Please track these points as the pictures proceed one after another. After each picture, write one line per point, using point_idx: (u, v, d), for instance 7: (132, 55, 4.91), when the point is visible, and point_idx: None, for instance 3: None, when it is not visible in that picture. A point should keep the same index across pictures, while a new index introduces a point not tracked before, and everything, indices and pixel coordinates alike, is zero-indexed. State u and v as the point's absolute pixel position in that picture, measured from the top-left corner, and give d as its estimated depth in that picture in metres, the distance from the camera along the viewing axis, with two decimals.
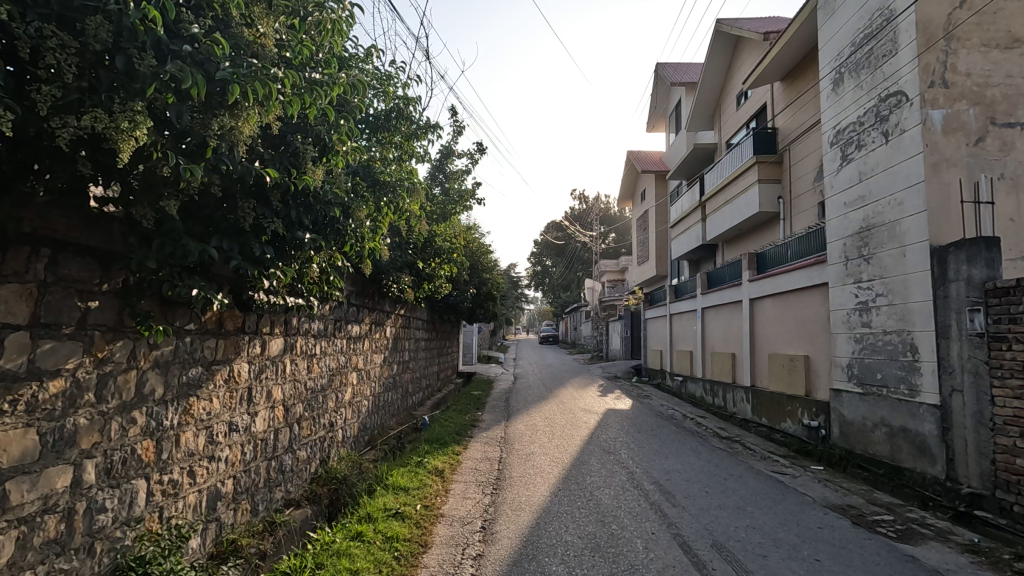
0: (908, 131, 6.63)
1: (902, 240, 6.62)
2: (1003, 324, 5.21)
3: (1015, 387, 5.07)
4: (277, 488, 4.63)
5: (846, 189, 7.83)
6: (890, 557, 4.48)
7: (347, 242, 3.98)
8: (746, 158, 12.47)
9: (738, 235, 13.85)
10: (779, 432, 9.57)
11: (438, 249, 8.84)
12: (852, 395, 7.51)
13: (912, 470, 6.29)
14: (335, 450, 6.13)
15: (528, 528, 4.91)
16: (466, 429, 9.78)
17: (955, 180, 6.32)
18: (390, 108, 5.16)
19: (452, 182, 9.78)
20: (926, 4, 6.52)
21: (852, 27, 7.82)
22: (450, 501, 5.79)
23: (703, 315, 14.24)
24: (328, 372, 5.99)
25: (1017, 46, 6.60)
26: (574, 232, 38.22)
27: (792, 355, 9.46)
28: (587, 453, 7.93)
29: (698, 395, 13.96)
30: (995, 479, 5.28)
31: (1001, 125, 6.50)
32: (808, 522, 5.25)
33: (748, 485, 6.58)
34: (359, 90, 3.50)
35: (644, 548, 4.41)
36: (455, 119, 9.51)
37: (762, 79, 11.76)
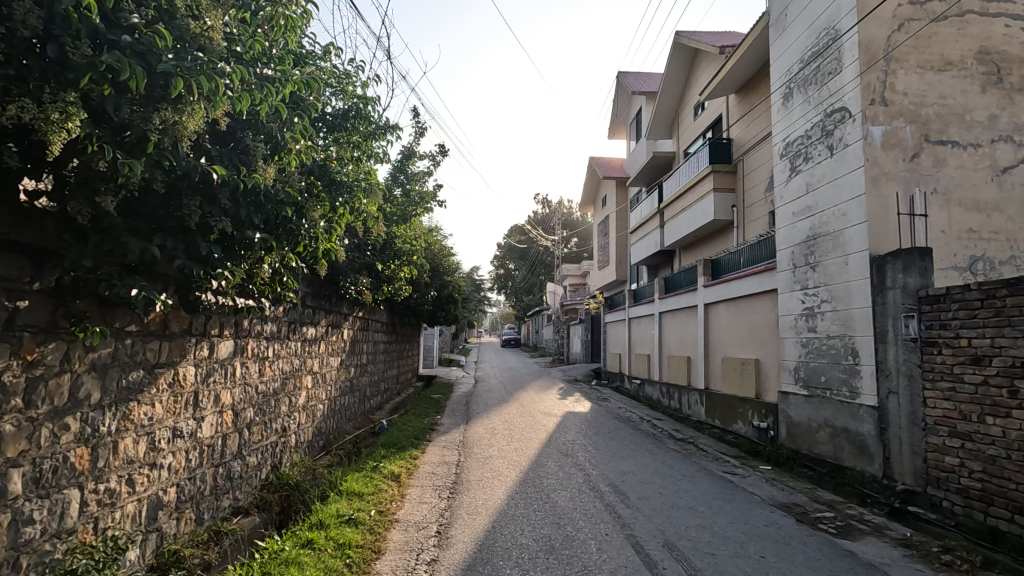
0: (851, 146, 6.98)
1: (846, 249, 6.94)
2: (935, 330, 5.55)
3: (944, 390, 5.40)
4: (224, 496, 4.47)
5: (793, 200, 8.18)
6: (831, 552, 4.67)
7: (300, 242, 3.90)
8: (702, 166, 12.82)
9: (696, 242, 14.24)
10: (730, 433, 9.89)
11: (397, 251, 8.80)
12: (799, 398, 7.82)
13: (853, 469, 6.59)
14: (287, 456, 5.98)
15: (484, 532, 4.90)
16: (424, 432, 9.70)
17: (892, 193, 6.69)
18: (347, 107, 5.08)
19: (413, 183, 9.67)
20: (868, 25, 6.89)
21: (801, 45, 8.19)
22: (406, 506, 5.70)
23: (661, 320, 14.55)
24: (281, 376, 5.84)
25: (950, 68, 7.01)
26: (537, 235, 38.52)
27: (744, 359, 9.79)
28: (545, 455, 7.98)
29: (655, 398, 14.26)
30: (926, 476, 5.58)
31: (935, 142, 6.88)
32: (755, 520, 5.43)
33: (700, 485, 6.76)
34: (313, 87, 3.43)
35: (597, 549, 4.46)
36: (417, 121, 9.44)
37: (717, 91, 12.14)
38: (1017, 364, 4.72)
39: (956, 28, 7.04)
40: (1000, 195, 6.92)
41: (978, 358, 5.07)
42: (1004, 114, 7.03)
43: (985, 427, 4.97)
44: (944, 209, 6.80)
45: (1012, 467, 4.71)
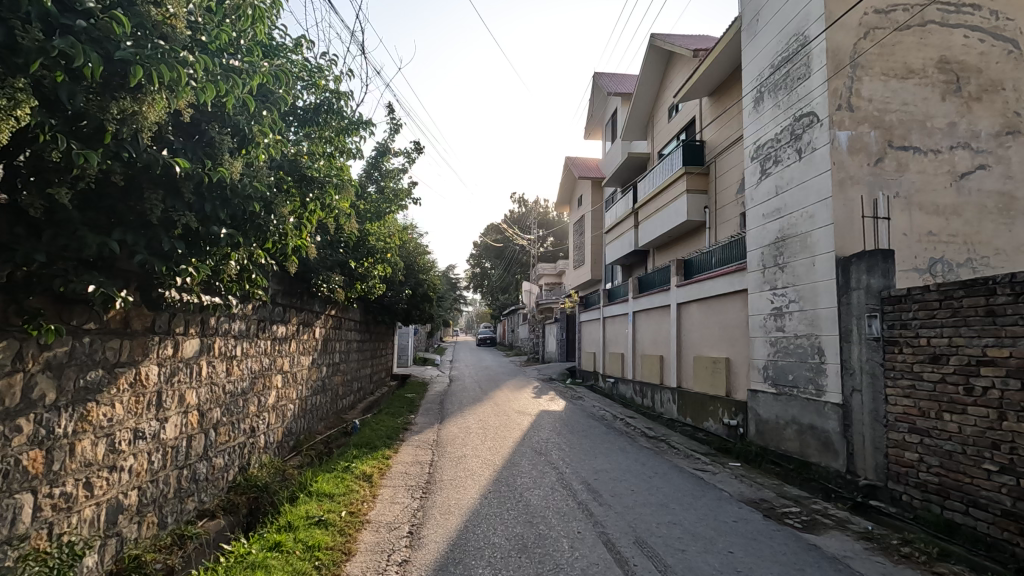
0: (818, 149, 7.15)
1: (813, 250, 7.11)
2: (897, 330, 5.73)
3: (905, 387, 5.58)
4: (189, 498, 4.35)
5: (763, 202, 8.35)
6: (796, 547, 4.78)
7: (268, 238, 3.81)
8: (676, 168, 12.99)
9: (669, 242, 14.43)
10: (701, 431, 10.06)
11: (370, 249, 8.69)
12: (768, 396, 7.99)
13: (819, 465, 6.76)
14: (255, 457, 5.85)
15: (456, 531, 4.88)
16: (398, 432, 9.60)
17: (857, 197, 6.88)
18: (319, 102, 5.00)
19: (388, 181, 9.55)
20: (835, 33, 7.07)
21: (771, 50, 8.36)
22: (378, 507, 5.63)
23: (635, 319, 14.70)
24: (249, 375, 5.71)
25: (912, 76, 7.24)
26: (513, 234, 38.54)
27: (715, 358, 9.95)
28: (519, 454, 7.98)
29: (628, 397, 14.41)
30: (887, 471, 5.76)
31: (898, 148, 7.09)
32: (724, 516, 5.52)
33: (671, 482, 6.85)
34: (283, 80, 3.36)
35: (569, 547, 4.48)
36: (392, 118, 9.35)
37: (690, 94, 12.31)
38: (972, 362, 4.89)
39: (918, 38, 7.28)
40: (959, 199, 7.17)
41: (936, 357, 5.25)
42: (963, 122, 7.28)
43: (942, 423, 5.14)
44: (906, 212, 7.02)
45: (967, 461, 4.88)
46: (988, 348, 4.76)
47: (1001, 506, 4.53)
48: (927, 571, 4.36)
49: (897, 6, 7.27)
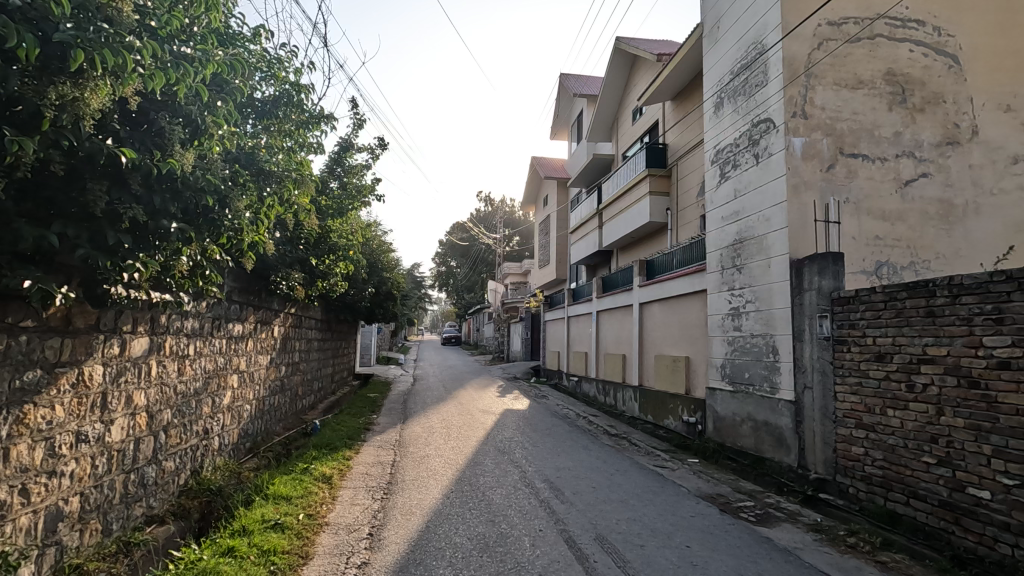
0: (774, 155, 7.38)
1: (769, 252, 7.35)
2: (845, 330, 5.98)
3: (852, 384, 5.83)
4: (136, 504, 4.16)
5: (722, 205, 8.57)
6: (749, 539, 4.93)
7: (222, 233, 3.69)
8: (639, 170, 13.20)
9: (632, 243, 14.66)
10: (662, 428, 10.27)
11: (332, 246, 8.51)
12: (725, 394, 8.22)
13: (772, 460, 7.00)
14: (209, 459, 5.66)
15: (417, 532, 4.83)
16: (359, 432, 9.45)
17: (810, 201, 7.14)
18: (278, 93, 4.86)
19: (351, 177, 9.31)
20: (792, 42, 7.32)
21: (731, 57, 8.59)
22: (337, 509, 5.53)
23: (598, 318, 14.88)
24: (203, 375, 5.52)
25: (862, 86, 7.57)
26: (479, 232, 38.46)
27: (675, 356, 10.17)
28: (482, 453, 7.97)
29: (591, 395, 14.59)
30: (835, 464, 6.00)
31: (848, 155, 7.38)
32: (682, 511, 5.65)
33: (631, 479, 6.97)
34: (238, 69, 3.25)
35: (530, 545, 4.49)
36: (356, 112, 9.19)
37: (654, 98, 12.53)
38: (914, 360, 5.15)
39: (868, 50, 7.62)
40: (903, 205, 7.52)
41: (881, 355, 5.50)
42: (908, 131, 7.65)
43: (886, 419, 5.39)
44: (855, 217, 7.32)
45: (908, 455, 5.13)
46: (928, 346, 5.02)
47: (939, 496, 4.78)
48: (871, 560, 4.56)
49: (849, 19, 7.59)
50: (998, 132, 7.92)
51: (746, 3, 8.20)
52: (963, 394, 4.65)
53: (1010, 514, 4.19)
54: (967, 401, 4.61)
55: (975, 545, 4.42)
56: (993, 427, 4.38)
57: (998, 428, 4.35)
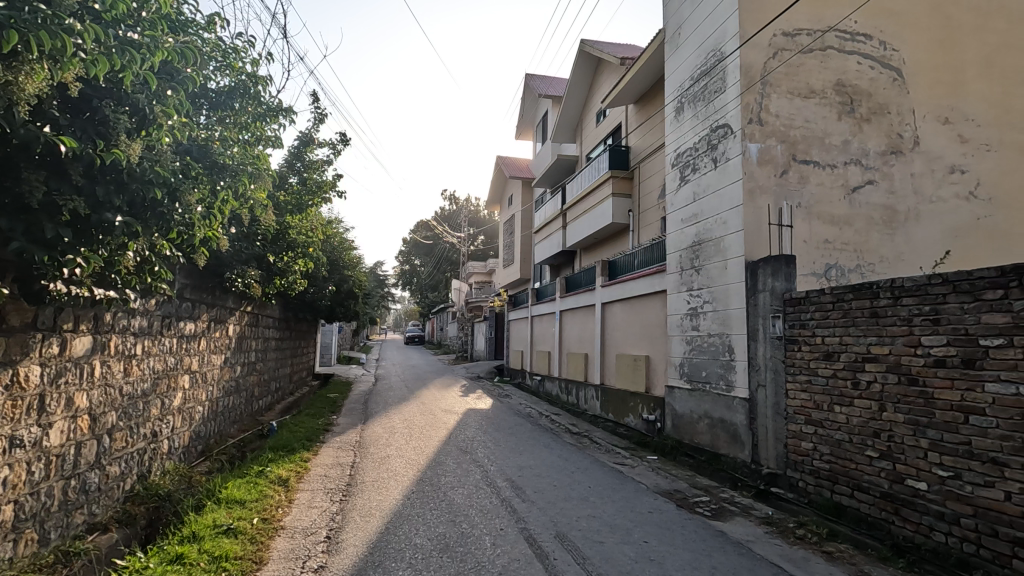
0: (731, 159, 7.60)
1: (725, 254, 7.56)
2: (796, 329, 6.21)
3: (802, 382, 6.06)
4: (78, 511, 3.97)
5: (682, 207, 8.78)
6: (705, 533, 5.06)
7: (172, 228, 3.56)
8: (603, 172, 13.37)
9: (595, 243, 14.83)
10: (622, 426, 10.44)
11: (290, 243, 8.29)
12: (683, 392, 8.41)
13: (727, 456, 7.20)
14: (158, 463, 5.43)
15: (376, 534, 4.76)
16: (318, 433, 9.25)
17: (765, 205, 7.38)
18: (234, 84, 4.71)
19: (311, 172, 9.14)
20: (748, 51, 7.56)
21: (691, 63, 8.81)
22: (293, 512, 5.39)
23: (561, 318, 15.00)
24: (152, 376, 5.29)
25: (814, 96, 7.88)
26: (443, 231, 38.25)
27: (636, 355, 10.35)
28: (444, 453, 7.91)
29: (554, 394, 14.70)
30: (786, 459, 6.23)
31: (801, 162, 7.66)
32: (641, 508, 5.76)
33: (592, 476, 7.06)
34: (191, 57, 3.13)
35: (491, 544, 4.49)
36: (316, 107, 9.00)
37: (617, 101, 12.71)
38: (859, 359, 5.39)
39: (820, 61, 7.94)
40: (850, 211, 7.86)
41: (829, 354, 5.74)
42: (855, 140, 8.00)
43: (833, 415, 5.63)
44: (807, 221, 7.60)
45: (853, 449, 5.37)
46: (872, 346, 5.27)
47: (881, 488, 5.01)
48: (817, 550, 4.75)
49: (802, 30, 7.89)
50: (938, 142, 8.37)
51: (706, 11, 8.42)
52: (903, 391, 4.89)
53: (944, 504, 4.44)
54: (907, 397, 4.86)
55: (912, 533, 4.67)
56: (929, 422, 4.63)
57: (933, 422, 4.60)
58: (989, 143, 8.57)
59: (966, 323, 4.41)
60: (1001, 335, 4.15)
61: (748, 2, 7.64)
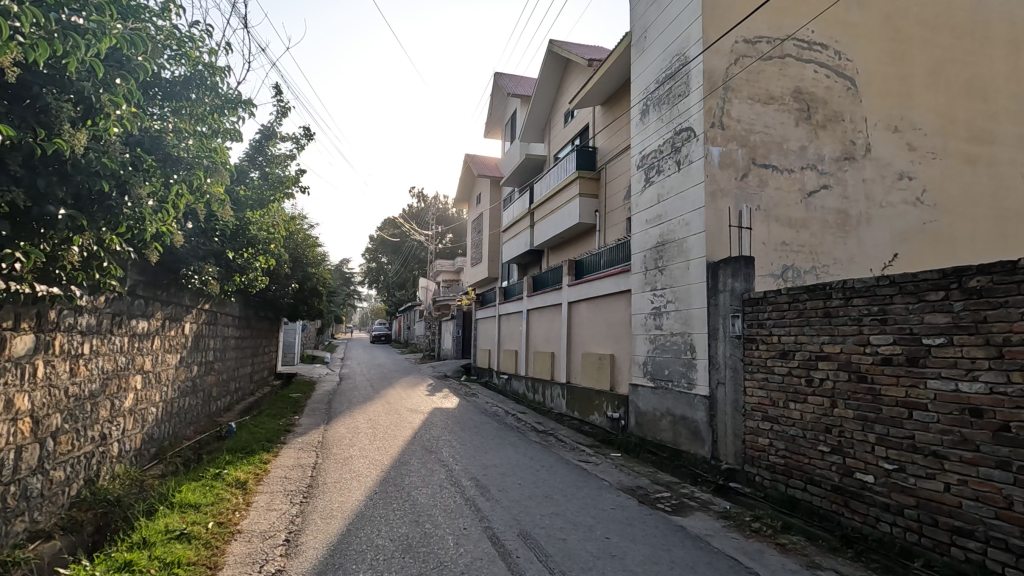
0: (694, 162, 7.77)
1: (687, 255, 7.73)
2: (754, 329, 6.40)
3: (759, 379, 6.25)
4: (17, 519, 3.76)
5: (646, 208, 8.92)
6: (665, 528, 5.17)
7: (122, 222, 3.45)
8: (570, 172, 13.48)
9: (563, 243, 14.94)
10: (587, 424, 10.56)
11: (251, 239, 8.08)
12: (646, 390, 8.56)
13: (688, 452, 7.37)
14: (107, 467, 5.22)
15: (337, 536, 4.68)
16: (279, 434, 9.05)
17: (726, 208, 7.58)
18: (190, 74, 4.57)
19: (274, 167, 8.97)
20: (711, 56, 7.73)
21: (656, 67, 8.96)
22: (251, 515, 5.25)
23: (528, 317, 15.06)
24: (101, 376, 5.08)
25: (773, 102, 8.12)
26: (411, 229, 37.93)
27: (601, 354, 10.48)
28: (409, 453, 7.85)
29: (521, 393, 14.77)
30: (744, 455, 6.41)
31: (760, 166, 7.88)
32: (603, 504, 5.83)
33: (556, 474, 7.11)
34: (142, 45, 3.03)
35: (454, 544, 4.47)
36: (279, 100, 8.81)
37: (584, 102, 12.83)
38: (812, 357, 5.59)
39: (779, 68, 8.19)
40: (807, 214, 8.13)
41: (785, 353, 5.94)
42: (812, 146, 8.28)
43: (788, 411, 5.82)
44: (766, 223, 7.83)
45: (806, 444, 5.56)
46: (824, 345, 5.47)
47: (831, 482, 5.21)
48: (772, 542, 4.91)
49: (763, 37, 8.14)
50: (888, 150, 8.74)
51: (670, 16, 8.58)
52: (853, 388, 5.10)
53: (890, 495, 4.64)
54: (856, 394, 5.07)
55: (860, 524, 4.87)
56: (877, 417, 4.84)
57: (881, 418, 4.80)
58: (934, 151, 9.01)
59: (911, 323, 4.62)
60: (942, 335, 4.36)
61: (711, 9, 7.82)
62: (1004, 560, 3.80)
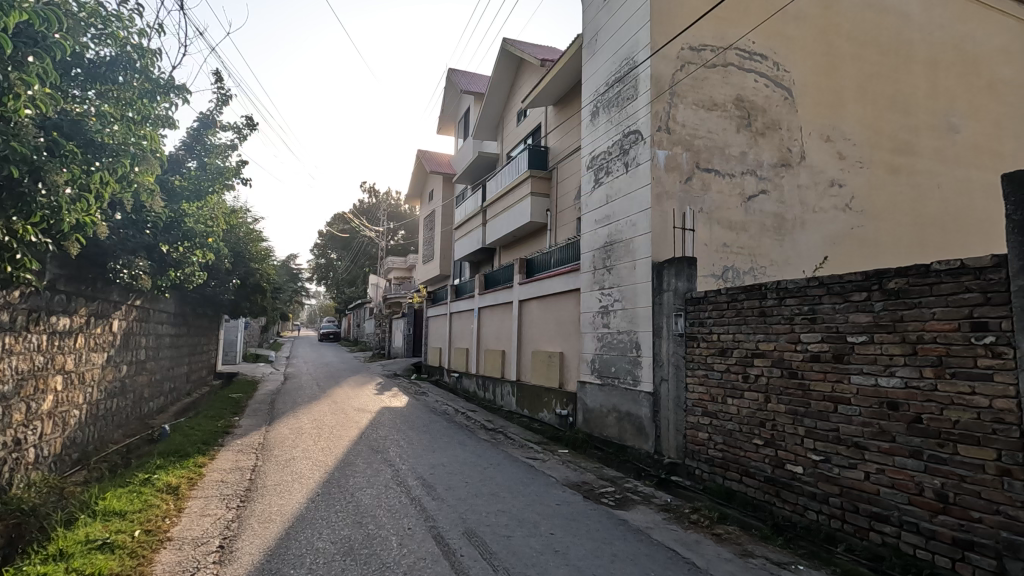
0: (641, 165, 7.95)
1: (634, 255, 7.91)
2: (695, 327, 6.62)
3: (699, 376, 6.48)
4: None
5: (595, 209, 9.07)
6: (607, 522, 5.28)
7: (37, 213, 3.35)
8: (522, 171, 13.53)
9: (514, 241, 14.99)
10: (537, 421, 10.67)
11: (187, 232, 7.68)
12: (594, 387, 8.72)
13: (633, 447, 7.56)
14: (21, 474, 4.85)
15: (275, 540, 4.53)
16: (217, 435, 8.68)
17: (671, 209, 7.80)
18: (117, 54, 4.32)
19: (213, 157, 8.62)
20: (658, 61, 7.95)
21: (606, 69, 9.12)
22: (183, 522, 5.00)
23: (479, 315, 15.03)
24: (15, 377, 4.73)
25: (716, 108, 8.42)
26: (361, 225, 37.19)
27: (550, 352, 10.59)
28: (354, 453, 7.69)
29: (471, 391, 14.75)
30: (685, 449, 6.63)
31: (703, 170, 8.15)
32: (549, 501, 5.90)
33: (504, 471, 7.14)
34: (58, 24, 2.85)
35: (397, 545, 4.41)
36: (219, 87, 8.45)
37: (536, 102, 12.91)
38: (748, 354, 5.83)
39: (722, 77, 8.51)
40: (746, 217, 8.48)
41: (723, 350, 6.17)
42: (752, 152, 8.63)
43: (726, 406, 6.06)
44: (708, 226, 8.11)
45: (742, 438, 5.80)
46: (760, 342, 5.71)
47: (765, 473, 5.46)
48: (708, 533, 5.09)
49: (707, 46, 8.43)
50: (820, 158, 9.23)
51: (620, 20, 8.75)
52: (785, 384, 5.35)
53: (816, 485, 4.91)
54: (787, 389, 5.33)
55: (790, 513, 5.13)
56: (806, 411, 5.10)
57: (809, 412, 5.07)
58: (862, 161, 9.58)
59: (837, 322, 4.89)
60: (864, 333, 4.64)
61: (659, 15, 8.03)
62: (915, 543, 4.09)
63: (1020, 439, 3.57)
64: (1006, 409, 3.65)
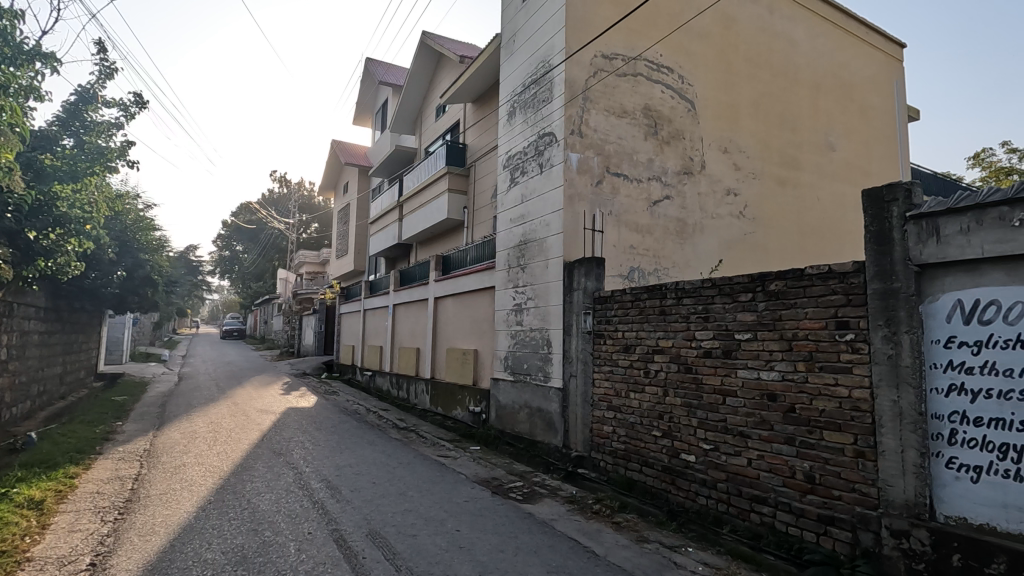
0: (554, 166, 8.16)
1: (547, 254, 8.09)
2: (602, 325, 6.89)
3: (605, 372, 6.75)
4: None
5: (510, 208, 9.18)
6: (514, 516, 5.38)
7: None
8: (439, 167, 13.40)
9: (431, 238, 14.83)
10: (450, 419, 10.64)
11: (59, 218, 6.85)
12: (506, 383, 8.82)
13: (543, 443, 7.73)
14: None
15: (157, 554, 4.19)
16: (94, 442, 7.89)
17: (582, 211, 8.05)
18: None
19: (93, 136, 7.89)
20: (572, 66, 8.19)
21: (522, 71, 9.24)
22: (46, 540, 4.49)
23: (394, 312, 14.73)
24: None
25: (626, 116, 8.79)
26: (269, 216, 35.20)
27: (464, 350, 10.59)
28: (254, 457, 7.28)
29: (384, 390, 14.43)
30: (591, 443, 6.88)
31: (613, 174, 8.48)
32: (457, 498, 5.90)
33: (413, 470, 7.05)
34: None
35: (295, 551, 4.22)
36: (103, 59, 7.71)
37: (455, 98, 12.84)
38: (649, 351, 6.15)
39: (631, 86, 8.90)
40: (651, 220, 8.92)
41: (627, 346, 6.47)
42: (658, 159, 9.09)
43: (628, 400, 6.36)
44: (616, 228, 8.44)
45: (642, 430, 6.11)
46: (660, 339, 6.04)
47: (662, 463, 5.79)
48: (609, 522, 5.33)
49: (618, 55, 8.79)
50: (718, 168, 9.91)
51: (537, 23, 8.91)
52: (681, 378, 5.70)
53: (707, 472, 5.27)
54: (683, 383, 5.68)
55: (683, 499, 5.47)
56: (698, 403, 5.47)
57: (702, 404, 5.43)
58: (755, 172, 10.39)
59: (726, 321, 5.28)
60: (749, 331, 5.05)
61: (573, 21, 8.26)
62: (788, 521, 4.50)
63: (872, 424, 4.03)
64: (862, 398, 4.11)
